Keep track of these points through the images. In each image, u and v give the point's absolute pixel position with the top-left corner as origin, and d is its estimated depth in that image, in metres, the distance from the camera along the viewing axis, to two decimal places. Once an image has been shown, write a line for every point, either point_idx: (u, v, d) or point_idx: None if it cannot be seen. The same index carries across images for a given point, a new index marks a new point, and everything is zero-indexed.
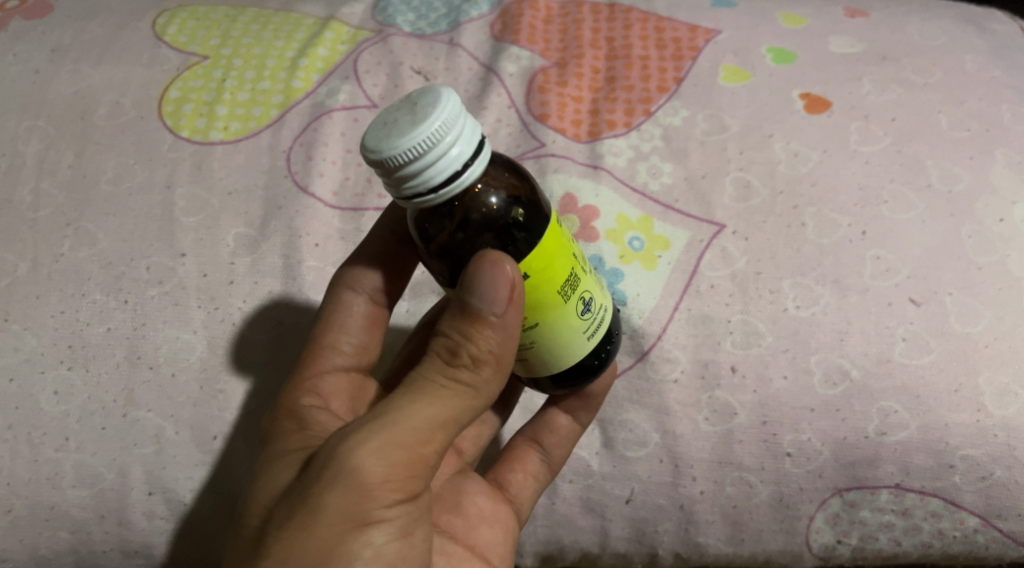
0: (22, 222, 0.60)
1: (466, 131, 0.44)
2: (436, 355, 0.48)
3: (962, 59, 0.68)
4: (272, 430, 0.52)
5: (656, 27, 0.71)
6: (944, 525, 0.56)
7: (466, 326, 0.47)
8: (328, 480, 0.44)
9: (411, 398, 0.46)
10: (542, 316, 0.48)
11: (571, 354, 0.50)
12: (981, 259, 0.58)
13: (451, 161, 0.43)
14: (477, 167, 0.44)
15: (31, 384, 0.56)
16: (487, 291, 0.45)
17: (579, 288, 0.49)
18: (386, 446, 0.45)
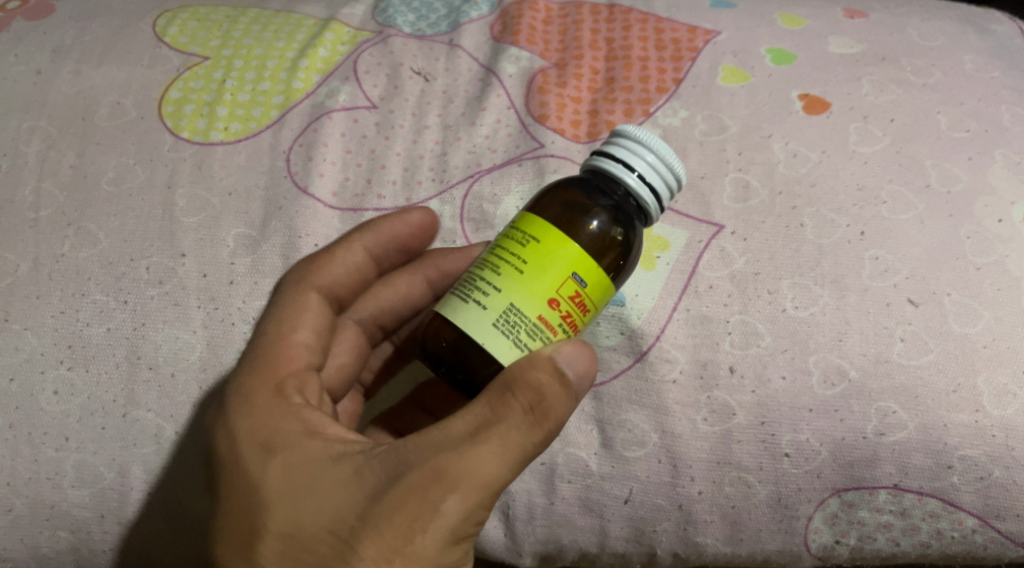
0: (23, 222, 0.60)
1: (665, 178, 0.52)
2: (513, 406, 0.47)
3: (962, 59, 0.68)
4: (274, 440, 0.50)
5: (656, 27, 0.71)
6: (943, 525, 0.56)
7: (548, 384, 0.47)
8: (421, 535, 0.45)
9: (491, 450, 0.46)
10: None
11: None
12: (980, 260, 0.58)
13: (643, 157, 0.51)
14: (643, 192, 0.51)
15: (32, 384, 0.56)
16: (572, 371, 0.47)
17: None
18: (471, 506, 0.46)
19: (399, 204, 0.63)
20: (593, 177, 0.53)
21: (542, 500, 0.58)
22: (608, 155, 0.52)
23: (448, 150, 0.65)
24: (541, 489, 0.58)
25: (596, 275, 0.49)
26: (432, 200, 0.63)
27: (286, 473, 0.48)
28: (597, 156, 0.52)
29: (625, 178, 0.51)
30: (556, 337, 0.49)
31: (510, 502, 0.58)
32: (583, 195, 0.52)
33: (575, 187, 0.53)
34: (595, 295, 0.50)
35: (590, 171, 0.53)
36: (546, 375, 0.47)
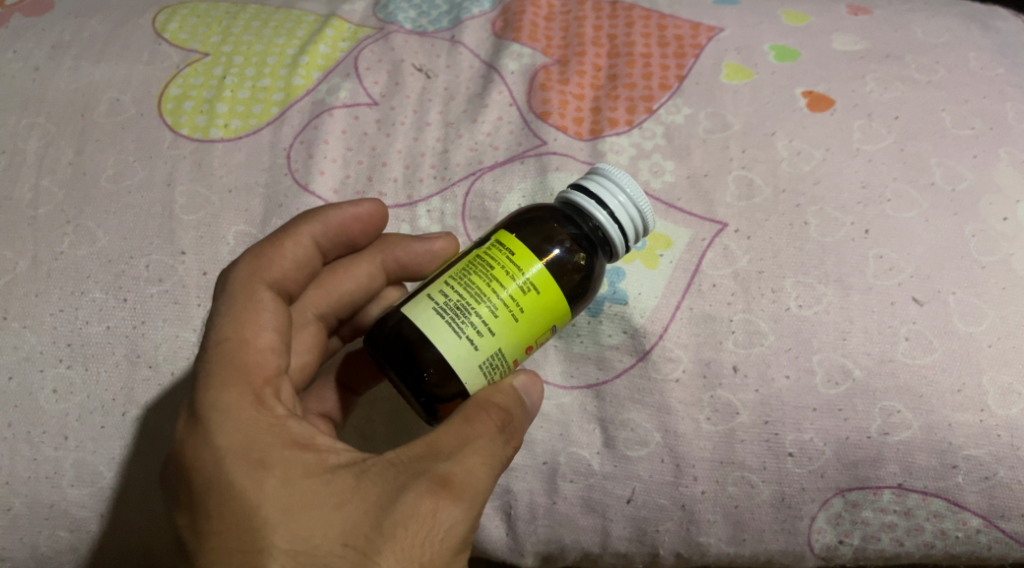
0: (22, 220, 0.60)
1: (632, 215, 0.51)
2: (490, 422, 0.48)
3: (967, 56, 0.67)
4: (261, 454, 0.47)
5: (659, 24, 0.71)
6: (947, 525, 0.55)
7: (513, 403, 0.49)
8: (433, 551, 0.45)
9: (478, 464, 0.47)
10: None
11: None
12: (985, 258, 0.58)
13: (616, 196, 0.51)
14: (614, 230, 0.51)
15: (31, 382, 0.56)
16: (530, 393, 0.50)
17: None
18: (471, 518, 0.47)
19: (401, 201, 0.63)
20: (564, 209, 0.53)
21: (544, 500, 0.57)
22: (582, 190, 0.52)
23: (449, 148, 0.65)
24: (543, 489, 0.57)
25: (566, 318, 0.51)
26: (433, 197, 0.63)
27: (286, 487, 0.46)
28: (572, 191, 0.52)
29: (597, 214, 0.51)
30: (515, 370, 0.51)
31: (511, 502, 0.58)
32: (557, 224, 0.52)
33: (550, 216, 0.52)
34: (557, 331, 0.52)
35: (562, 203, 0.53)
36: (508, 396, 0.49)
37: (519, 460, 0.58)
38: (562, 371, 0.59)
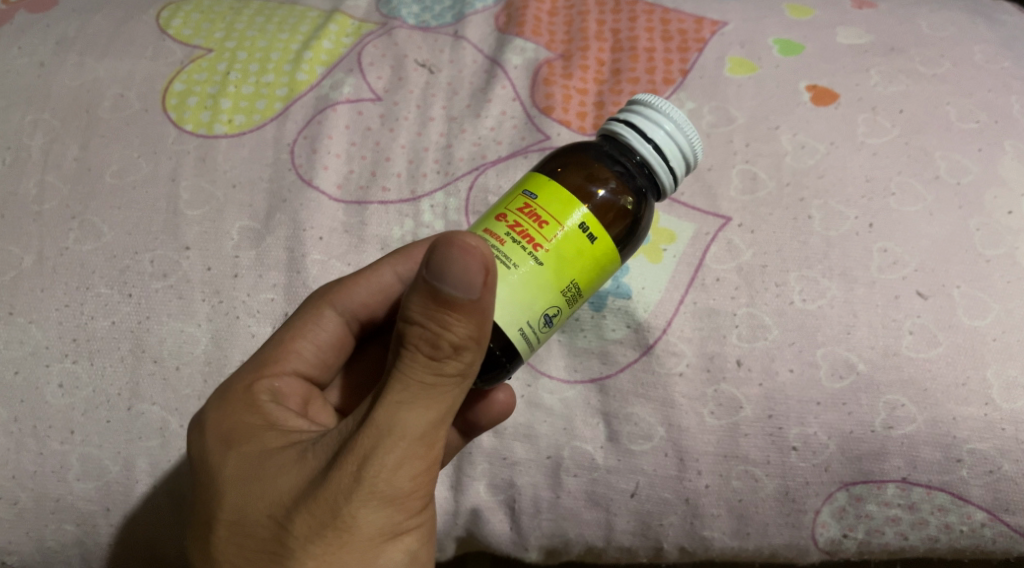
0: (27, 216, 0.60)
1: (679, 150, 0.50)
2: (415, 350, 0.45)
3: (972, 50, 0.67)
4: (236, 431, 0.50)
5: (662, 19, 0.71)
6: (952, 519, 0.55)
7: (437, 314, 0.44)
8: (360, 501, 0.44)
9: (406, 402, 0.44)
10: (546, 268, 0.47)
11: (504, 301, 0.46)
12: (989, 252, 0.57)
13: (663, 126, 0.50)
14: (658, 163, 0.50)
15: (36, 377, 0.56)
16: (456, 276, 0.43)
17: (567, 302, 0.48)
18: (405, 459, 0.44)
19: (403, 196, 0.62)
20: (607, 143, 0.52)
21: (548, 493, 0.57)
22: (625, 121, 0.50)
23: (453, 143, 0.65)
24: (547, 483, 0.57)
25: (551, 186, 0.48)
26: (437, 192, 0.62)
27: (242, 461, 0.48)
28: (615, 122, 0.51)
29: (640, 147, 0.50)
30: (501, 247, 0.47)
31: (515, 497, 0.58)
32: (597, 160, 0.50)
33: (590, 149, 0.51)
34: (551, 206, 0.47)
35: (604, 136, 0.52)
36: (427, 304, 0.44)
37: (522, 455, 0.58)
38: (565, 365, 0.59)
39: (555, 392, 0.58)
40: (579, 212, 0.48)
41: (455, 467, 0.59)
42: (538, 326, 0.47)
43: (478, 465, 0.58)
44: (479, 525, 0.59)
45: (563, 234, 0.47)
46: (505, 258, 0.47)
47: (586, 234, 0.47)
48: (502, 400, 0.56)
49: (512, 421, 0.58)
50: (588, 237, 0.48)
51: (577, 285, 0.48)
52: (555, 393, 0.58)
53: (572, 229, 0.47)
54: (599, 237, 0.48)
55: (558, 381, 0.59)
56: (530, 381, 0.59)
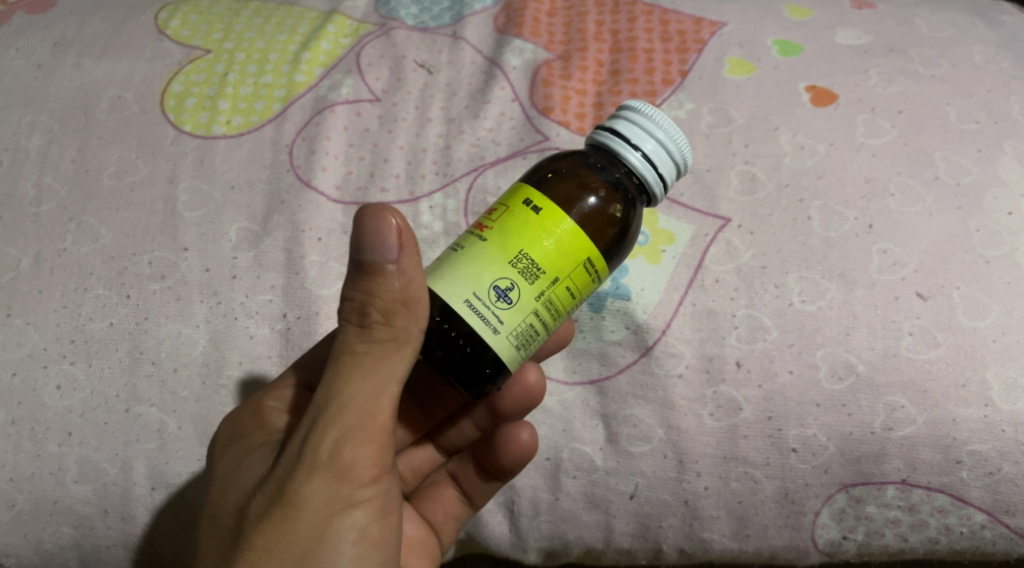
0: (24, 217, 0.60)
1: (666, 157, 0.49)
2: (349, 323, 0.47)
3: (971, 50, 0.67)
4: (233, 434, 0.52)
5: (661, 19, 0.71)
6: (951, 521, 0.55)
7: (359, 284, 0.46)
8: (305, 473, 0.45)
9: (346, 373, 0.46)
10: (491, 244, 0.47)
11: (446, 275, 0.47)
12: (989, 253, 0.57)
13: (649, 133, 0.49)
14: (647, 170, 0.49)
15: (34, 379, 0.56)
16: (369, 240, 0.45)
17: (520, 275, 0.46)
18: (346, 432, 0.45)
19: (402, 197, 0.62)
20: (596, 152, 0.51)
21: (547, 495, 0.57)
22: (611, 130, 0.50)
23: (451, 144, 0.65)
24: (545, 485, 0.58)
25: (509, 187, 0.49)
26: (436, 194, 0.62)
27: (228, 460, 0.51)
28: (602, 131, 0.50)
29: (629, 156, 0.49)
30: (457, 239, 0.49)
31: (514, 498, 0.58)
32: (584, 168, 0.50)
33: (578, 157, 0.51)
34: (504, 196, 0.49)
35: (593, 146, 0.51)
36: (353, 278, 0.46)
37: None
38: (564, 366, 0.59)
39: (554, 394, 0.59)
40: (526, 193, 0.48)
41: None
42: (488, 301, 0.46)
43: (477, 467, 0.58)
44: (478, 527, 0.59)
45: (506, 211, 0.48)
46: (455, 244, 0.49)
47: (532, 207, 0.47)
48: (526, 441, 0.56)
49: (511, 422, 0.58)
50: (532, 208, 0.47)
51: (527, 255, 0.46)
52: (554, 394, 0.59)
53: (517, 205, 0.48)
54: (546, 210, 0.47)
55: (558, 382, 0.59)
56: None
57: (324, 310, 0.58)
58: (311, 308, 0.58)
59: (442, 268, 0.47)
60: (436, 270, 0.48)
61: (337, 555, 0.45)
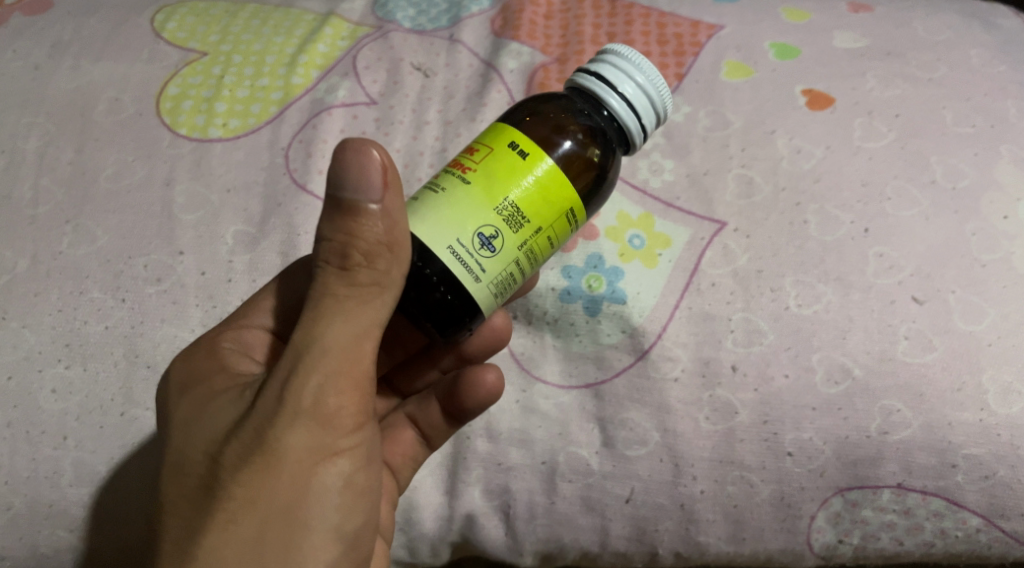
0: (21, 220, 0.60)
1: (647, 103, 0.51)
2: (327, 265, 0.45)
3: (968, 53, 0.67)
4: (190, 376, 0.50)
5: (659, 22, 0.71)
6: (947, 524, 0.55)
7: (341, 224, 0.45)
8: (287, 420, 0.44)
9: (326, 316, 0.45)
10: (475, 187, 0.47)
11: (429, 217, 0.47)
12: (985, 256, 0.57)
13: (632, 78, 0.50)
14: (628, 115, 0.50)
15: (30, 382, 0.56)
16: (356, 176, 0.44)
17: (506, 222, 0.47)
18: (327, 377, 0.45)
19: None
20: (576, 96, 0.52)
21: (543, 498, 0.57)
22: (595, 74, 0.51)
23: (448, 146, 0.65)
24: (542, 488, 0.57)
25: (491, 130, 0.49)
26: None
27: (188, 406, 0.48)
28: (586, 76, 0.51)
29: (611, 99, 0.50)
30: (437, 180, 0.49)
31: (510, 501, 0.58)
32: (566, 111, 0.50)
33: (560, 100, 0.51)
34: (486, 138, 0.49)
35: (574, 90, 0.52)
36: (334, 217, 0.45)
37: (517, 460, 0.57)
38: (559, 370, 0.59)
39: (550, 398, 0.58)
40: (512, 136, 0.48)
41: (449, 472, 0.59)
42: (472, 245, 0.46)
43: (473, 473, 0.58)
44: (474, 530, 0.59)
45: (492, 154, 0.48)
46: (437, 186, 0.48)
47: (516, 151, 0.47)
48: (491, 382, 0.57)
49: (506, 424, 0.58)
50: (518, 153, 0.47)
51: (510, 200, 0.47)
52: (550, 397, 0.58)
53: (502, 148, 0.48)
54: (533, 156, 0.47)
55: (553, 386, 0.59)
56: (524, 387, 0.59)
57: None
58: None
59: (422, 208, 0.47)
60: (415, 209, 0.47)
61: (324, 502, 0.46)
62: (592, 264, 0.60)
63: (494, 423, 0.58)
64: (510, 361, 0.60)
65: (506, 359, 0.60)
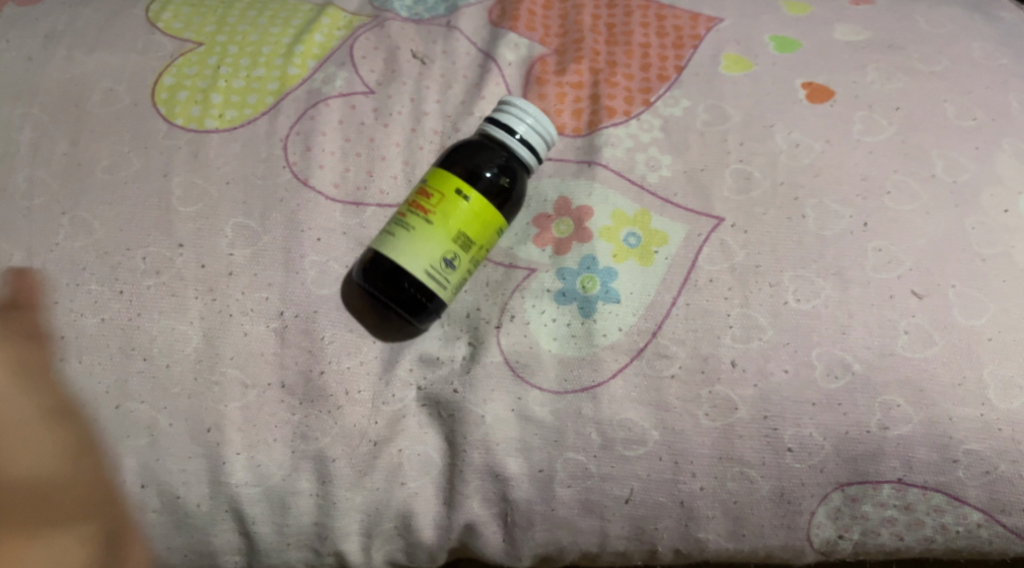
0: (15, 211, 0.59)
1: (544, 137, 0.61)
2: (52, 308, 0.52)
3: (970, 47, 0.66)
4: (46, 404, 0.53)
5: (658, 14, 0.70)
6: (947, 520, 0.55)
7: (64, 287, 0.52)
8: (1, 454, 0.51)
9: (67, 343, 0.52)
10: (436, 226, 0.57)
11: (401, 255, 0.56)
12: (986, 251, 0.57)
13: (525, 119, 0.60)
14: (523, 147, 0.60)
15: (24, 375, 0.55)
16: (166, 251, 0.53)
17: (462, 249, 0.57)
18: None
19: (402, 200, 0.62)
20: (486, 140, 0.61)
21: (542, 506, 0.57)
22: (493, 123, 0.61)
23: (448, 140, 0.64)
24: (540, 495, 0.57)
25: (435, 172, 0.59)
26: None
27: None
28: (490, 119, 0.61)
29: (511, 140, 0.60)
30: (397, 223, 0.58)
31: (509, 498, 0.57)
32: (485, 155, 0.60)
33: (473, 140, 0.62)
34: (434, 183, 0.58)
35: (484, 136, 0.61)
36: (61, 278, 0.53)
37: (515, 469, 0.57)
38: (556, 375, 0.57)
39: (546, 403, 0.57)
40: (454, 182, 0.58)
41: (447, 473, 0.58)
42: (437, 269, 0.56)
43: (471, 481, 0.57)
44: (473, 532, 0.59)
45: (439, 197, 0.57)
46: (400, 226, 0.57)
47: (462, 196, 0.57)
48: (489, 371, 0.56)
49: (503, 434, 0.57)
50: (464, 198, 0.57)
51: (468, 236, 0.57)
52: (545, 405, 0.57)
53: (449, 195, 0.57)
54: (475, 198, 0.57)
55: (549, 392, 0.57)
56: (521, 392, 0.57)
57: (325, 309, 0.58)
58: (311, 307, 0.58)
59: (407, 243, 0.56)
60: (389, 243, 0.57)
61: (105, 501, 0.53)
62: (585, 266, 0.59)
63: (491, 435, 0.57)
64: (504, 369, 0.58)
65: (500, 367, 0.58)
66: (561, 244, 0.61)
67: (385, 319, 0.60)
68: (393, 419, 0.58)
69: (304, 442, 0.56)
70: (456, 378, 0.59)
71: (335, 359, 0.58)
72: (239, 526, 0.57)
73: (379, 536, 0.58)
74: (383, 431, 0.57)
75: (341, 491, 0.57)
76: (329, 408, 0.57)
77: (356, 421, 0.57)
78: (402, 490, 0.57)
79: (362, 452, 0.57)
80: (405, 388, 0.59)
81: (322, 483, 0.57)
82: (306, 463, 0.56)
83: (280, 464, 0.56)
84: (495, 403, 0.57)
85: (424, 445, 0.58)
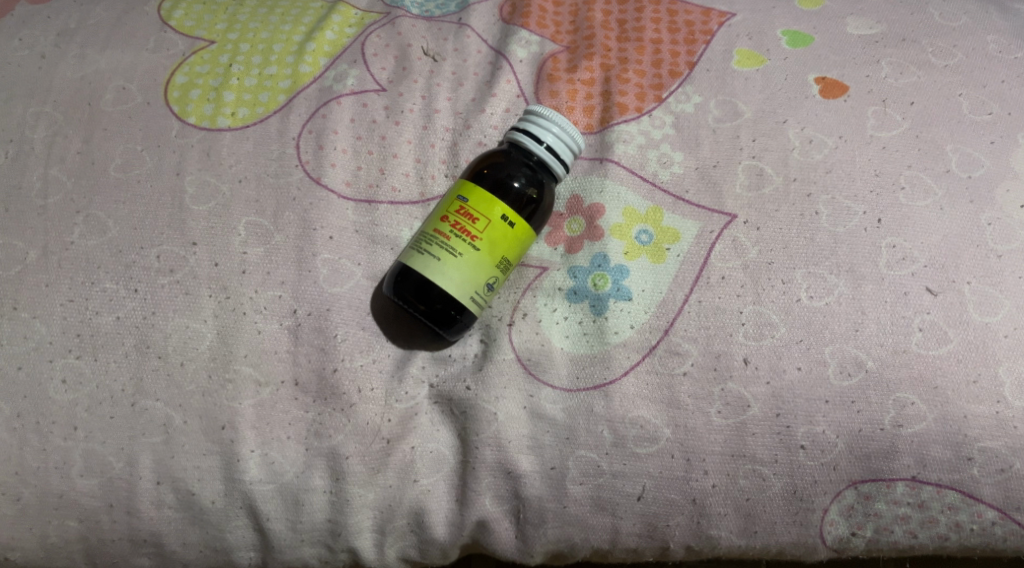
0: (31, 209, 0.59)
1: (570, 146, 0.60)
2: None
3: (985, 39, 0.66)
4: None
5: (670, 9, 0.70)
6: (962, 518, 0.55)
7: None
8: None
9: None
10: (483, 252, 0.57)
11: (449, 283, 0.56)
12: (1001, 247, 0.56)
13: (550, 130, 0.59)
14: (552, 160, 0.59)
15: (40, 372, 0.56)
16: None
17: (502, 272, 0.58)
18: None
19: (413, 198, 0.62)
20: (513, 150, 0.61)
21: (554, 504, 0.57)
22: (521, 132, 0.60)
23: (459, 139, 0.64)
24: (552, 494, 0.57)
25: (479, 192, 0.57)
26: None
27: None
28: (512, 131, 0.60)
29: (537, 150, 0.59)
30: (440, 242, 0.57)
31: (521, 497, 0.58)
32: (514, 167, 0.60)
33: (497, 154, 0.61)
34: (478, 206, 0.57)
35: (511, 145, 0.61)
36: None
37: (527, 467, 0.57)
38: (568, 373, 0.57)
39: (557, 402, 0.57)
40: (502, 208, 0.57)
41: (460, 471, 0.58)
42: (482, 294, 0.57)
43: (482, 479, 0.58)
44: (485, 531, 0.59)
45: (492, 225, 0.57)
46: (443, 248, 0.56)
47: (507, 221, 0.57)
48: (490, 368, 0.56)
49: (515, 432, 0.57)
50: (509, 224, 0.57)
51: (509, 260, 0.58)
52: (557, 403, 0.57)
53: (497, 221, 0.57)
54: (520, 224, 0.58)
55: (560, 390, 0.57)
56: (533, 391, 0.57)
57: (337, 306, 0.59)
58: (323, 305, 0.58)
59: (452, 270, 0.56)
60: (437, 269, 0.56)
61: None
62: (597, 263, 0.59)
63: (502, 432, 0.57)
64: (517, 367, 0.58)
65: (513, 365, 0.58)
66: (574, 243, 0.61)
67: (398, 317, 0.60)
68: (406, 417, 0.58)
69: (318, 440, 0.57)
70: (468, 376, 0.59)
71: (345, 359, 0.58)
72: (253, 522, 0.57)
73: (392, 533, 0.58)
74: (397, 429, 0.58)
75: (353, 489, 0.57)
76: (342, 406, 0.57)
77: (370, 419, 0.57)
78: (414, 488, 0.58)
79: (374, 450, 0.57)
80: (417, 386, 0.59)
81: (334, 481, 0.57)
82: (319, 461, 0.57)
83: (293, 462, 0.56)
84: (507, 401, 0.58)
85: (436, 442, 0.59)
